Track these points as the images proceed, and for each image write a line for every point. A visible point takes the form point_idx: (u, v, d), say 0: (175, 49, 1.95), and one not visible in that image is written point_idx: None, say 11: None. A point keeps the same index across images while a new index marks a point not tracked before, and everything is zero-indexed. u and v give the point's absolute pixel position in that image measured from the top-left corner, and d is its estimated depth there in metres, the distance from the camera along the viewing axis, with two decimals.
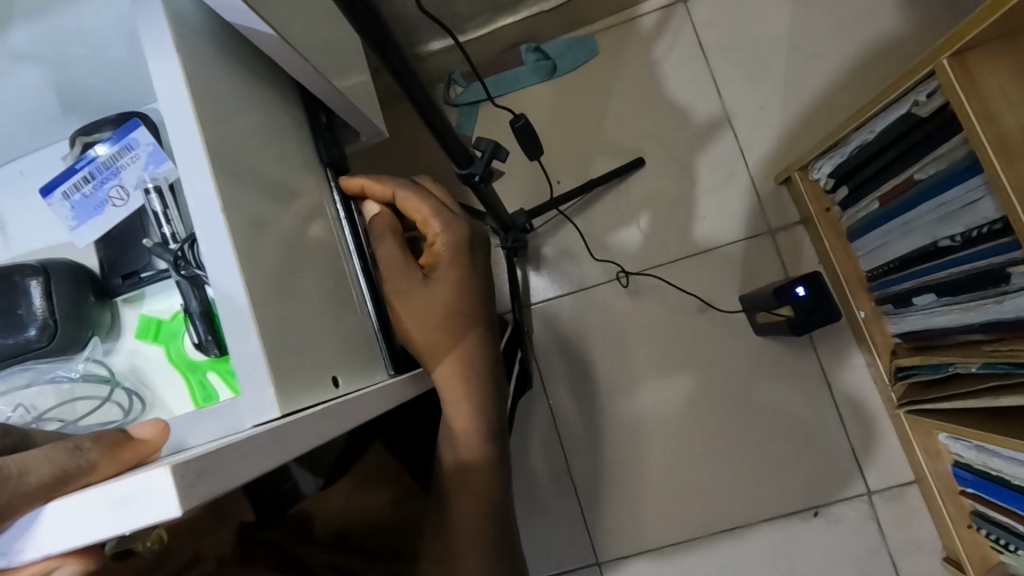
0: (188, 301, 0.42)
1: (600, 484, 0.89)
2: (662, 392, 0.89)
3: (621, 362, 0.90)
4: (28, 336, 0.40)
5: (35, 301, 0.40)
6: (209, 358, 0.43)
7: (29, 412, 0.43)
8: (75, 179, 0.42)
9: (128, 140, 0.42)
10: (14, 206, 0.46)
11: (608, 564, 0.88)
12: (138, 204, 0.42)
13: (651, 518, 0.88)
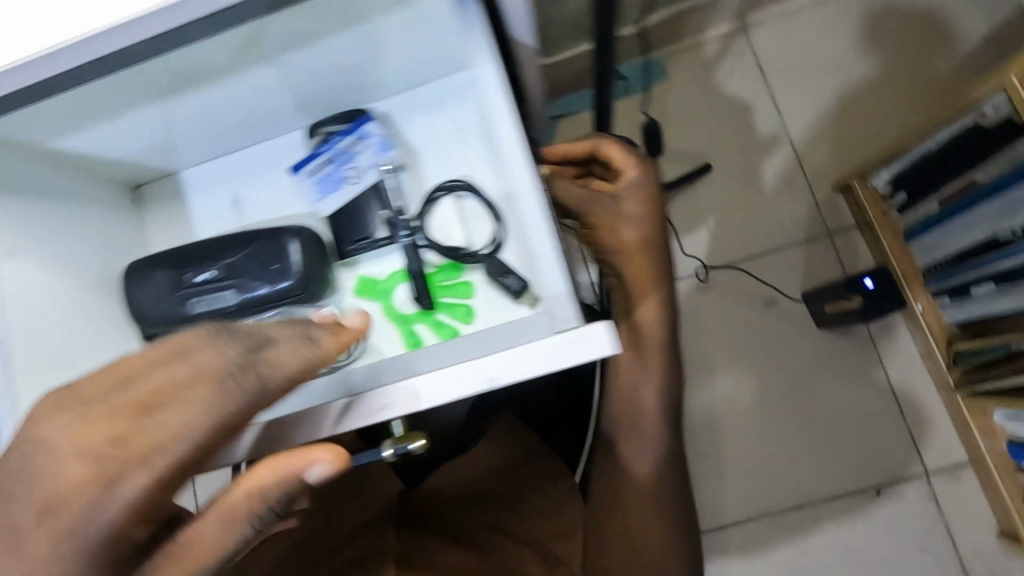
0: (410, 264, 0.50)
1: None
2: (733, 379, 0.98)
3: (695, 352, 0.98)
4: (288, 284, 0.48)
5: (294, 254, 0.48)
6: (419, 311, 0.51)
7: None
8: (319, 162, 0.51)
9: (363, 130, 0.51)
10: (246, 187, 0.55)
11: None
12: (370, 183, 0.50)
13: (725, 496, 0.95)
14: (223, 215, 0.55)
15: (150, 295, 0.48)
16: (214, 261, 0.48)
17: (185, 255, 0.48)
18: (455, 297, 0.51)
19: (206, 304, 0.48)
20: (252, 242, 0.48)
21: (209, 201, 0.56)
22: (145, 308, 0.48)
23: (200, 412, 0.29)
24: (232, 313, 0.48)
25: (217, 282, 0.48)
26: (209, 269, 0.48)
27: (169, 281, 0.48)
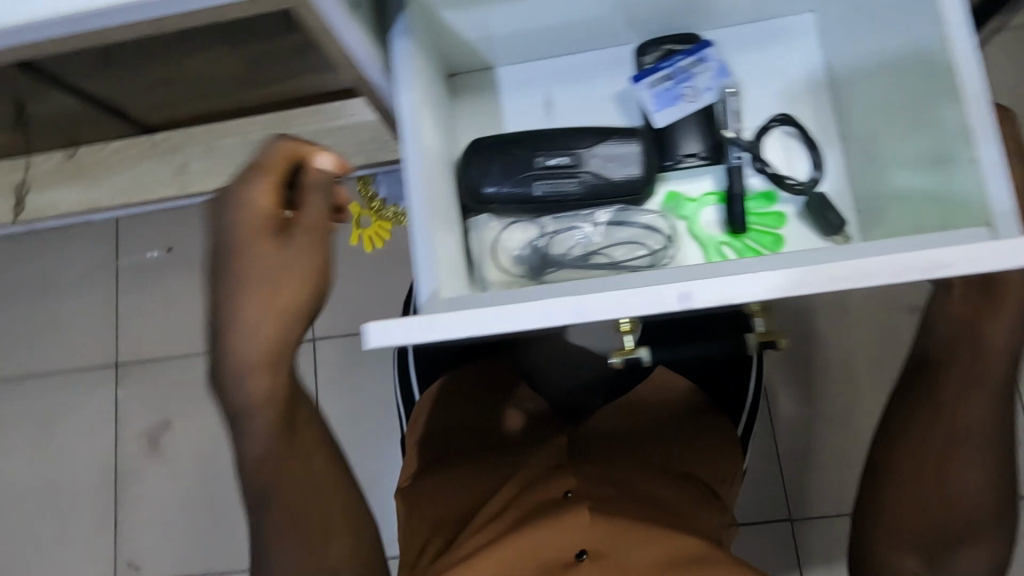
0: (733, 182, 0.52)
1: (802, 453, 1.04)
2: (862, 388, 1.05)
3: (831, 358, 1.06)
4: (631, 177, 0.50)
5: (638, 150, 0.50)
6: (726, 233, 0.54)
7: (585, 246, 0.53)
8: (660, 75, 0.53)
9: (704, 54, 0.53)
10: (559, 91, 0.58)
11: (799, 520, 1.02)
12: (707, 103, 0.53)
13: (832, 484, 1.03)
14: (534, 114, 0.57)
15: (494, 170, 0.50)
16: (569, 149, 0.50)
17: (538, 138, 0.50)
18: (763, 226, 0.54)
19: (550, 188, 0.50)
20: (610, 137, 0.50)
21: (520, 99, 0.58)
22: (485, 180, 0.50)
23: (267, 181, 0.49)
24: (573, 202, 0.50)
25: (567, 169, 0.50)
26: (561, 155, 0.50)
27: (519, 159, 0.50)
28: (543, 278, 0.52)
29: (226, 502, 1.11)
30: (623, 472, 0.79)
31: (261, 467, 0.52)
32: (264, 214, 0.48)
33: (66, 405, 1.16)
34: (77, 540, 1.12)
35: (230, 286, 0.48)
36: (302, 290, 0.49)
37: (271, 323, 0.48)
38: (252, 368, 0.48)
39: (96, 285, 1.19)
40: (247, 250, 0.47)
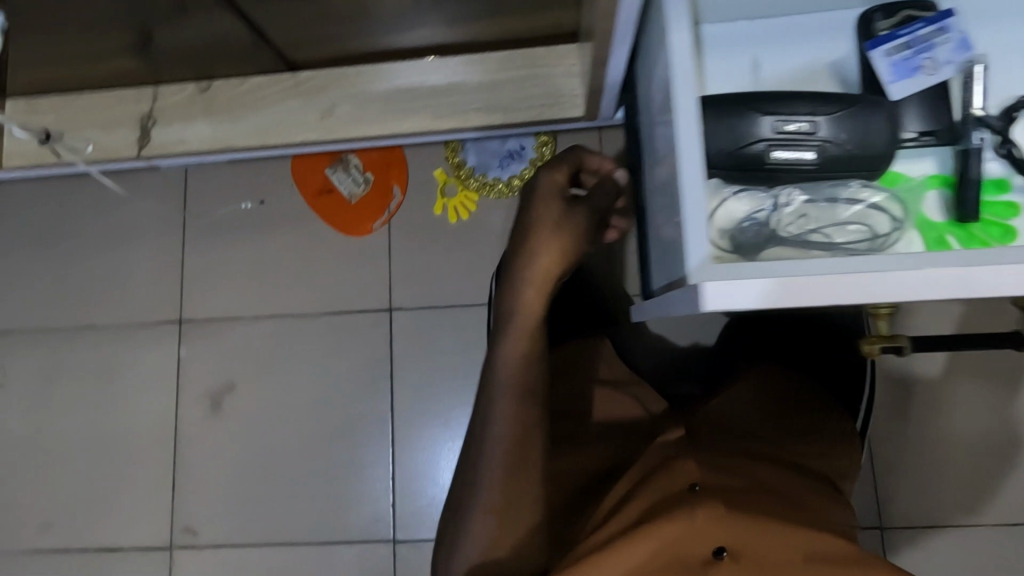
0: (968, 167, 0.51)
1: (894, 460, 1.02)
2: (959, 396, 1.02)
3: (929, 364, 1.02)
4: (854, 153, 0.49)
5: (871, 124, 0.48)
6: (951, 221, 0.53)
7: (802, 223, 0.51)
8: (895, 44, 0.53)
9: (947, 24, 0.52)
10: (768, 54, 0.57)
11: (888, 529, 1.01)
12: (946, 77, 0.52)
13: (915, 493, 1.01)
14: (742, 76, 0.58)
15: (732, 130, 0.49)
16: (810, 115, 0.48)
17: (775, 101, 0.49)
18: (993, 215, 0.52)
19: (786, 155, 0.49)
20: (852, 107, 0.48)
21: (728, 57, 0.58)
22: (723, 141, 0.49)
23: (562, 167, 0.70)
24: (809, 172, 0.49)
25: (805, 135, 0.48)
26: (801, 120, 0.48)
27: (756, 121, 0.49)
28: (757, 256, 0.50)
29: (288, 471, 1.07)
30: (745, 464, 0.74)
31: (508, 386, 0.61)
32: (554, 189, 0.69)
33: (127, 359, 1.12)
34: (134, 500, 1.08)
35: (529, 234, 0.67)
36: (576, 245, 0.67)
37: (555, 265, 0.66)
38: (532, 296, 0.64)
39: (160, 236, 1.14)
40: (539, 207, 0.68)
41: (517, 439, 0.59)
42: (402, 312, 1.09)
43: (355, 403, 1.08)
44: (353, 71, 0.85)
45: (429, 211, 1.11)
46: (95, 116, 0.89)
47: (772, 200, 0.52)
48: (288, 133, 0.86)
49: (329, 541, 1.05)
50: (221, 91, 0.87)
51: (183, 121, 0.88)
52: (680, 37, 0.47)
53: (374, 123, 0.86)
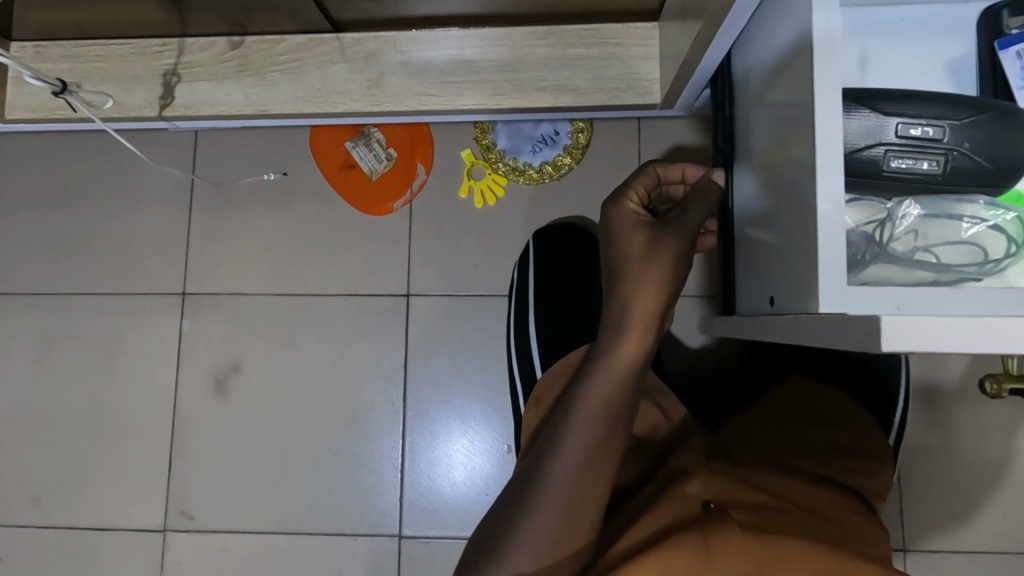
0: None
1: (925, 482, 0.97)
2: (996, 420, 0.97)
3: (968, 386, 0.97)
4: (943, 167, 0.50)
5: (975, 141, 0.50)
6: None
7: (916, 239, 0.53)
8: None
9: None
10: (877, 49, 0.62)
11: (912, 553, 0.96)
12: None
13: (938, 515, 0.96)
14: (850, 67, 0.62)
15: (860, 127, 0.50)
16: (937, 118, 0.50)
17: (903, 103, 0.50)
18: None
19: (906, 161, 0.50)
20: (980, 114, 0.50)
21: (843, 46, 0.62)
22: (850, 136, 0.50)
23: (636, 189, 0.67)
24: (928, 179, 0.51)
25: (931, 141, 0.50)
26: (926, 124, 0.50)
27: (884, 120, 0.50)
28: (862, 273, 0.54)
29: (293, 458, 1.02)
30: (760, 478, 0.68)
31: (586, 428, 0.57)
32: (633, 217, 0.65)
33: (126, 332, 1.06)
34: (130, 478, 1.03)
35: (618, 271, 0.62)
36: (672, 273, 0.62)
37: (653, 300, 0.61)
38: (630, 341, 0.60)
39: (167, 203, 1.07)
40: (622, 240, 0.64)
41: (586, 478, 0.56)
42: (421, 298, 1.04)
43: (366, 391, 1.03)
44: (403, 37, 0.78)
45: (453, 193, 1.05)
46: (114, 69, 0.81)
47: (888, 212, 0.54)
48: (333, 102, 0.79)
49: (332, 532, 1.00)
50: (256, 50, 0.79)
51: (212, 81, 0.80)
52: (827, 15, 0.47)
53: (419, 97, 0.79)
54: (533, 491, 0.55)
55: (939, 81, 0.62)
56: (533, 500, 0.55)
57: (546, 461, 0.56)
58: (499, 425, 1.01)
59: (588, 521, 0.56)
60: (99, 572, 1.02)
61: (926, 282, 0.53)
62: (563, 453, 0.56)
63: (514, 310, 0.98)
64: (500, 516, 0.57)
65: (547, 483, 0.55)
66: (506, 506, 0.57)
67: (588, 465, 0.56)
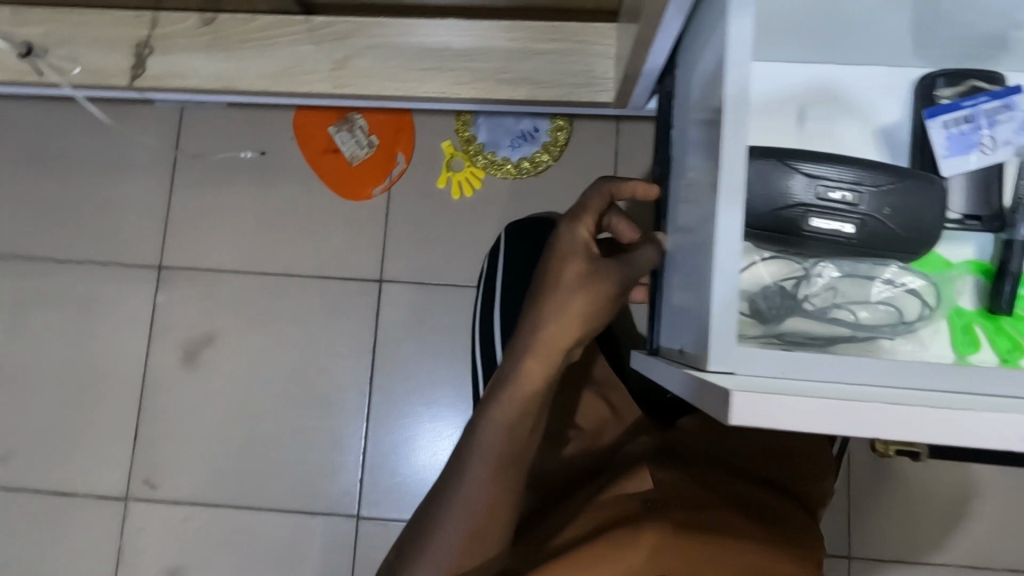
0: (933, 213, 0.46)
1: (873, 493, 0.98)
2: None
3: None
4: (858, 236, 0.45)
5: (893, 208, 0.45)
6: (981, 312, 0.51)
7: (834, 297, 0.48)
8: (956, 116, 0.50)
9: (1012, 100, 0.49)
10: (814, 106, 0.54)
11: (855, 560, 0.97)
12: (1004, 159, 0.49)
13: (888, 537, 0.98)
14: (787, 121, 0.54)
15: (779, 189, 0.45)
16: (856, 183, 0.45)
17: (828, 162, 0.45)
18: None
19: (825, 224, 0.45)
20: (903, 181, 0.46)
21: (776, 104, 0.54)
22: (773, 196, 0.44)
23: (594, 214, 0.59)
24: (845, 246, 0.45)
25: (849, 206, 0.45)
26: (846, 188, 0.45)
27: (806, 182, 0.45)
28: (783, 323, 0.46)
29: (260, 434, 1.03)
30: (706, 471, 0.68)
31: (486, 454, 0.52)
32: (583, 244, 0.58)
33: (101, 300, 1.07)
34: (97, 445, 1.04)
35: (545, 293, 0.57)
36: (594, 313, 0.57)
37: (569, 334, 0.56)
38: (534, 365, 0.55)
39: (150, 175, 1.09)
40: (557, 267, 0.58)
41: (487, 509, 0.51)
42: (393, 284, 1.05)
43: (333, 371, 1.04)
44: (372, 23, 0.79)
45: (432, 182, 1.07)
46: (89, 36, 0.82)
47: (805, 269, 0.48)
48: (299, 81, 0.80)
49: (291, 510, 1.02)
50: (227, 26, 0.81)
51: (184, 53, 0.81)
52: (742, 27, 0.42)
53: (384, 82, 0.80)
54: (438, 514, 0.51)
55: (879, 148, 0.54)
56: (438, 519, 0.51)
57: (452, 485, 0.51)
58: (463, 412, 1.03)
59: (495, 541, 0.52)
60: (60, 533, 1.03)
61: (845, 341, 0.46)
62: (466, 476, 0.51)
63: (481, 302, 0.99)
64: (405, 544, 0.52)
65: (452, 506, 0.51)
66: (410, 535, 0.52)
67: (492, 492, 0.51)
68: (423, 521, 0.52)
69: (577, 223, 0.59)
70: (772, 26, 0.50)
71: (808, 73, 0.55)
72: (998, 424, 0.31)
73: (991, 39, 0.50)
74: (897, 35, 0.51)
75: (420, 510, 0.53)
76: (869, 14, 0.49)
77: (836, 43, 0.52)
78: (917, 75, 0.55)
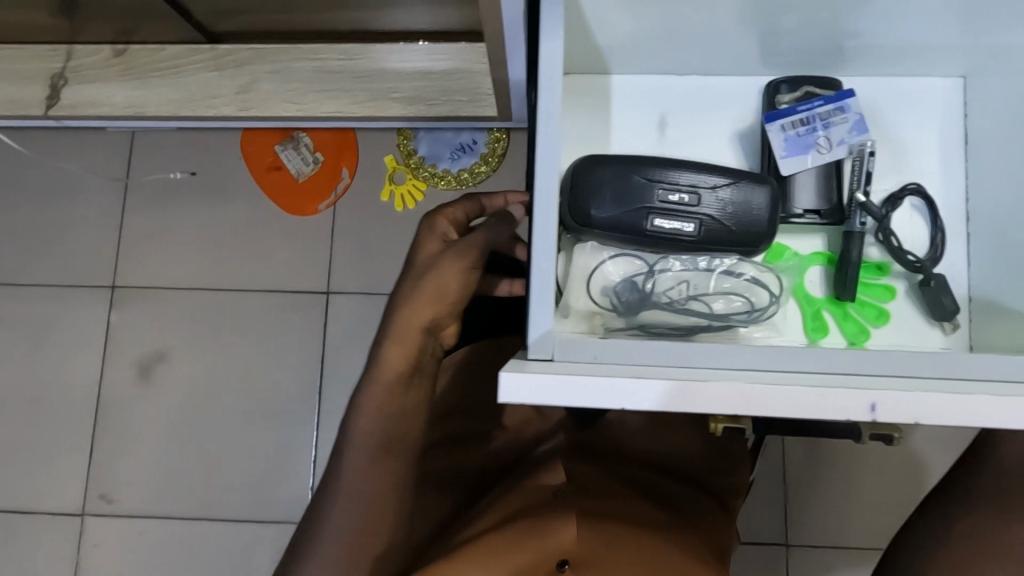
0: (761, 209, 0.51)
1: (814, 481, 0.99)
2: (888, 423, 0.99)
3: None
4: (693, 233, 0.51)
5: (724, 205, 0.51)
6: (829, 298, 0.58)
7: (688, 289, 0.52)
8: (794, 119, 0.55)
9: (842, 104, 0.55)
10: (676, 114, 0.59)
11: (796, 550, 0.98)
12: (839, 157, 0.54)
13: (833, 518, 0.98)
14: (648, 129, 0.59)
15: (621, 194, 0.51)
16: (692, 186, 0.51)
17: (665, 170, 0.51)
18: (872, 297, 0.58)
19: (666, 225, 0.51)
20: (735, 181, 0.51)
21: (641, 111, 0.59)
22: (619, 200, 0.50)
23: (454, 214, 0.71)
24: (686, 242, 0.51)
25: (686, 208, 0.51)
26: (683, 192, 0.51)
27: (646, 186, 0.51)
28: (638, 316, 0.51)
29: (212, 446, 1.06)
30: (619, 464, 0.73)
31: (360, 430, 0.62)
32: (440, 234, 0.69)
33: (56, 320, 1.10)
34: (55, 464, 1.07)
35: (406, 277, 0.68)
36: (449, 284, 0.65)
37: (425, 307, 0.65)
38: (398, 344, 0.64)
39: (102, 198, 1.12)
40: (417, 256, 0.69)
41: (366, 480, 0.60)
42: (340, 296, 1.08)
43: (282, 382, 1.07)
44: (275, 49, 0.83)
45: (375, 196, 1.10)
46: (7, 70, 0.86)
47: (649, 265, 0.53)
48: (205, 105, 0.84)
49: (243, 519, 1.04)
50: (138, 55, 0.84)
51: (96, 81, 0.85)
52: (555, 47, 0.42)
53: (285, 103, 0.83)
54: (325, 497, 0.61)
55: (729, 153, 0.59)
56: (328, 496, 0.61)
57: (335, 471, 0.62)
58: None
59: (387, 517, 0.60)
60: (16, 550, 1.05)
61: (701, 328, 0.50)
62: (347, 458, 0.62)
63: None
64: (304, 524, 0.62)
65: (336, 484, 0.61)
66: (310, 514, 0.63)
67: (368, 466, 0.61)
68: (316, 505, 0.62)
69: (436, 218, 0.71)
70: (626, 42, 0.55)
71: (670, 83, 0.60)
72: (741, 390, 0.35)
73: (825, 48, 0.56)
74: (739, 42, 0.55)
75: (315, 493, 0.63)
76: (708, 25, 0.53)
77: (684, 53, 0.57)
78: (765, 82, 0.60)
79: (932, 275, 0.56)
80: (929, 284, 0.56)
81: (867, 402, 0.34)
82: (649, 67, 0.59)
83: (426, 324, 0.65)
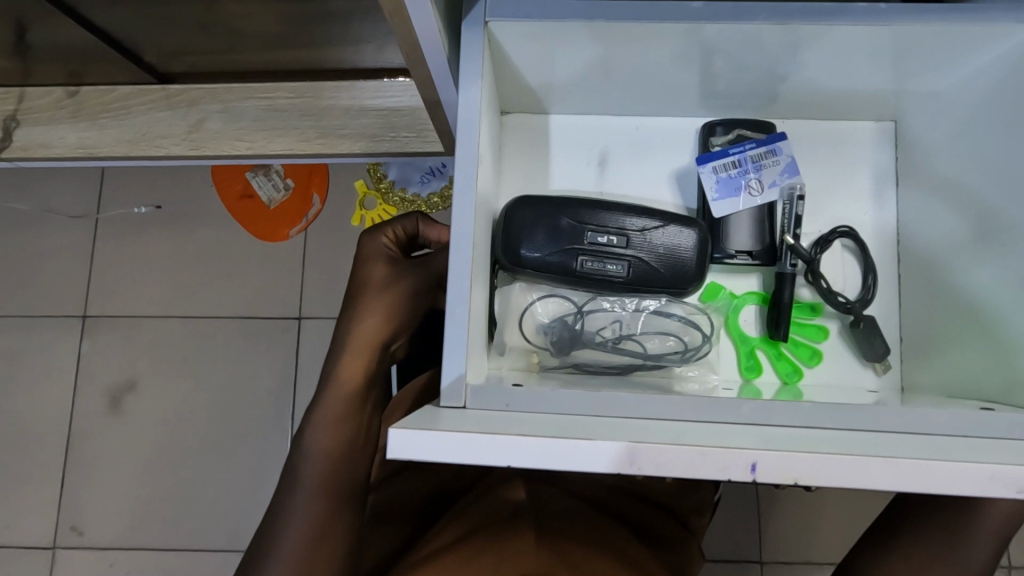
0: (688, 250, 0.55)
1: (781, 497, 0.99)
2: None
3: None
4: (621, 273, 0.54)
5: (654, 248, 0.55)
6: (764, 338, 0.60)
7: (620, 329, 0.59)
8: (727, 161, 0.58)
9: (775, 146, 0.59)
10: (616, 154, 0.63)
11: (769, 566, 0.98)
12: (770, 199, 0.58)
13: (802, 533, 0.98)
14: (588, 168, 0.63)
15: (553, 235, 0.54)
16: (620, 229, 0.54)
17: (596, 213, 0.55)
18: (807, 337, 0.60)
19: (596, 265, 0.54)
20: (664, 224, 0.55)
21: (582, 150, 0.63)
22: (551, 242, 0.54)
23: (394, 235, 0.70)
24: (614, 281, 0.55)
25: (615, 250, 0.54)
26: (612, 234, 0.54)
27: (578, 228, 0.54)
28: (570, 355, 0.58)
29: (183, 474, 1.06)
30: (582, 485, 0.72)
31: (317, 452, 0.61)
32: (384, 253, 0.69)
33: (24, 353, 1.10)
34: (23, 496, 1.06)
35: (355, 295, 0.68)
36: (405, 303, 0.67)
37: (381, 321, 0.66)
38: (354, 358, 0.65)
39: (70, 229, 1.13)
40: (362, 269, 0.69)
41: (320, 504, 0.59)
42: (310, 323, 1.08)
43: (252, 409, 1.07)
44: (225, 87, 0.84)
45: (345, 221, 1.10)
46: None
47: (581, 306, 0.59)
48: (155, 144, 0.85)
49: (215, 549, 1.03)
50: (89, 96, 0.85)
51: (48, 124, 0.86)
52: (475, 98, 0.46)
53: (235, 141, 0.84)
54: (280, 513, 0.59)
55: (663, 191, 0.63)
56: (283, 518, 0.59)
57: (288, 496, 0.60)
58: None
59: (342, 536, 0.59)
60: None
61: (632, 365, 0.57)
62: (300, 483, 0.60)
63: None
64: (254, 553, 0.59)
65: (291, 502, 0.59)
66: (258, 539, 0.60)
67: (323, 486, 0.60)
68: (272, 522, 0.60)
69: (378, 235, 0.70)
70: (564, 83, 0.58)
71: (610, 123, 0.64)
72: (624, 448, 0.35)
73: (757, 90, 0.58)
74: (675, 83, 0.57)
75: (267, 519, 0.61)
76: (640, 71, 0.56)
77: (621, 95, 0.60)
78: (703, 121, 0.63)
79: (861, 317, 0.58)
80: (859, 325, 0.58)
81: (750, 461, 0.34)
82: (590, 107, 0.63)
83: (381, 340, 0.66)
